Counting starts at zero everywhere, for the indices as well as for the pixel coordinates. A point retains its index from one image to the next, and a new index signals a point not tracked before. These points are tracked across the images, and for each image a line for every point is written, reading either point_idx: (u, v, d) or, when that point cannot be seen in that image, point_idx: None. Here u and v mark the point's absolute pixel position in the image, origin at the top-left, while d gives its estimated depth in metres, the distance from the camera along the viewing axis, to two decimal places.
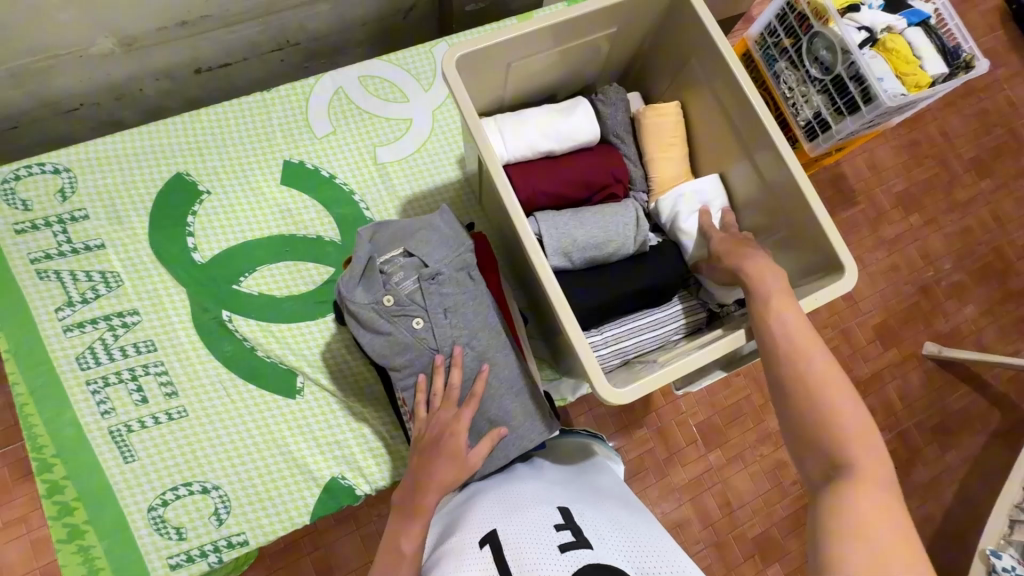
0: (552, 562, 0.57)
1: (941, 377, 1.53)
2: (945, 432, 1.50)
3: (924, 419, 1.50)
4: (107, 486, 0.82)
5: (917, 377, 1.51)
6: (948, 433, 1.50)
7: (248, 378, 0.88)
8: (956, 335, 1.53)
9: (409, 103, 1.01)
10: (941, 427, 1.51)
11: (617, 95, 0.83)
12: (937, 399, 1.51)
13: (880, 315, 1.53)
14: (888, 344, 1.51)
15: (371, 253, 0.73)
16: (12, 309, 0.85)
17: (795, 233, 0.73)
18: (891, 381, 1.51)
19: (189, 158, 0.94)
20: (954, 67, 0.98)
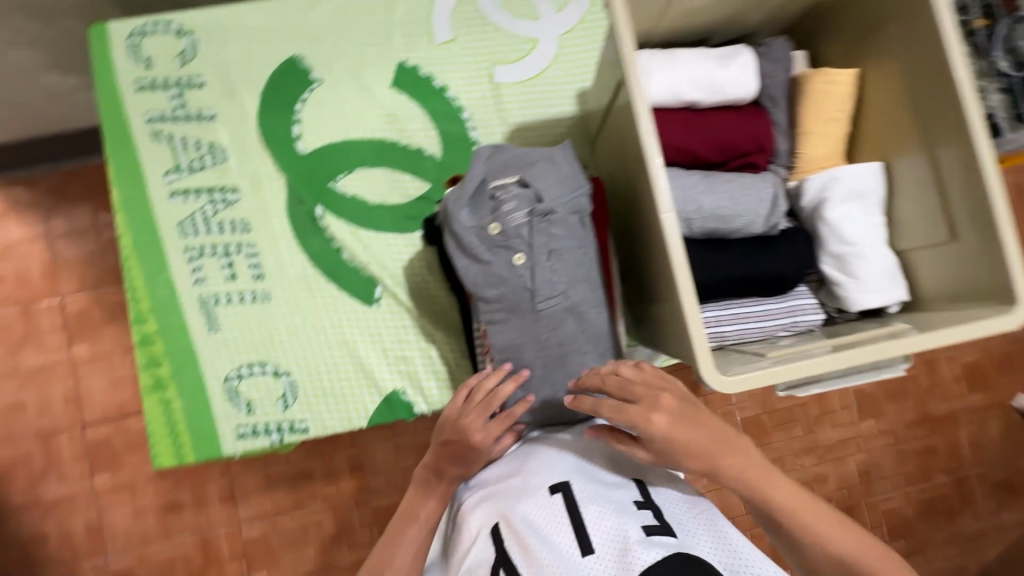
0: (637, 542, 0.56)
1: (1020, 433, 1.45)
2: (1005, 489, 1.44)
3: (988, 471, 1.44)
4: (192, 348, 0.86)
5: (995, 428, 1.44)
6: (1009, 490, 1.44)
7: (330, 277, 0.89)
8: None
9: (537, 21, 0.93)
10: (1004, 483, 1.44)
11: (784, 52, 0.73)
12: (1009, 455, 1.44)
13: (975, 355, 1.45)
14: (974, 387, 1.44)
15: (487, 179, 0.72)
16: (127, 164, 0.87)
17: (961, 251, 0.63)
18: (965, 426, 1.44)
19: (306, 43, 0.90)
20: None
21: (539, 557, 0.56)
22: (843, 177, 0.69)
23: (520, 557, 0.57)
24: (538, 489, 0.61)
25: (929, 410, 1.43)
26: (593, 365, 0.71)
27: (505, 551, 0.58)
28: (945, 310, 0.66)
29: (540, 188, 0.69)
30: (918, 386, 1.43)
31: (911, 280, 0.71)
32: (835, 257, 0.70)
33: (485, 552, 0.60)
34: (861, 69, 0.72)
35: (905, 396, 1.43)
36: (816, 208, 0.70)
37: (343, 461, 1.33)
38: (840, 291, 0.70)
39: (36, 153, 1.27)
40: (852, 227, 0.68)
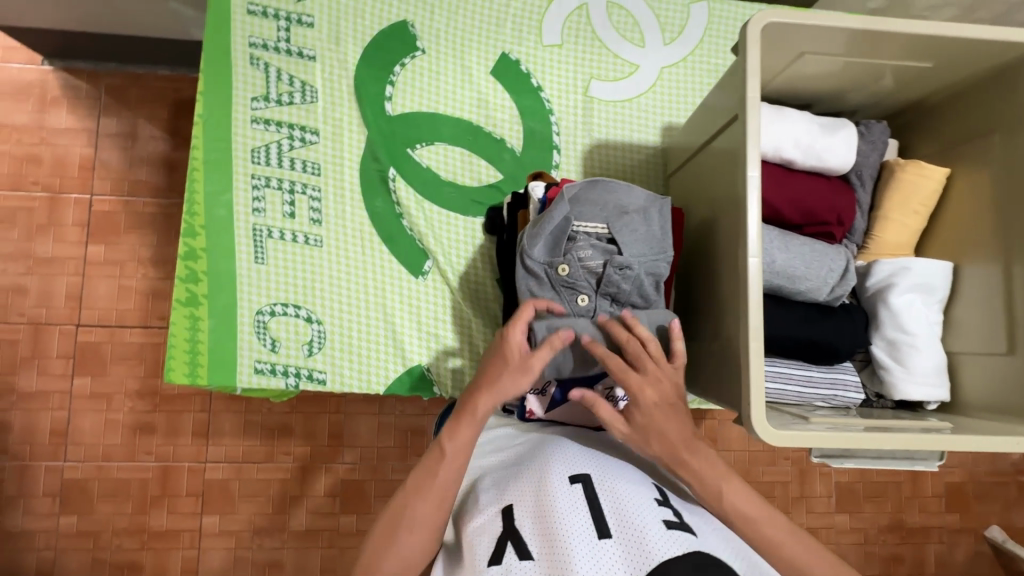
0: (657, 530, 0.54)
1: (985, 563, 1.45)
2: None
3: None
4: (233, 274, 0.86)
5: (963, 552, 1.45)
6: None
7: (384, 239, 0.89)
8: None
9: (643, 49, 0.95)
10: None
11: (880, 136, 0.75)
12: None
13: (959, 476, 1.46)
14: (952, 507, 1.45)
15: (575, 218, 0.72)
16: (219, 81, 0.88)
17: (1014, 365, 0.65)
18: (935, 543, 1.44)
19: (421, 12, 0.92)
20: None
21: (553, 534, 0.55)
22: (914, 268, 0.70)
23: (533, 534, 0.56)
24: (557, 473, 0.61)
25: (905, 519, 1.44)
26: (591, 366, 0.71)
27: (514, 527, 0.57)
28: (983, 418, 0.67)
29: (623, 244, 0.71)
30: (901, 493, 1.44)
31: (953, 383, 0.72)
32: (888, 342, 0.71)
33: (494, 526, 0.58)
34: (951, 170, 0.74)
35: (885, 499, 1.43)
36: (880, 291, 0.72)
37: (324, 425, 1.31)
38: (886, 375, 0.71)
39: (109, 50, 1.28)
40: (911, 320, 0.70)
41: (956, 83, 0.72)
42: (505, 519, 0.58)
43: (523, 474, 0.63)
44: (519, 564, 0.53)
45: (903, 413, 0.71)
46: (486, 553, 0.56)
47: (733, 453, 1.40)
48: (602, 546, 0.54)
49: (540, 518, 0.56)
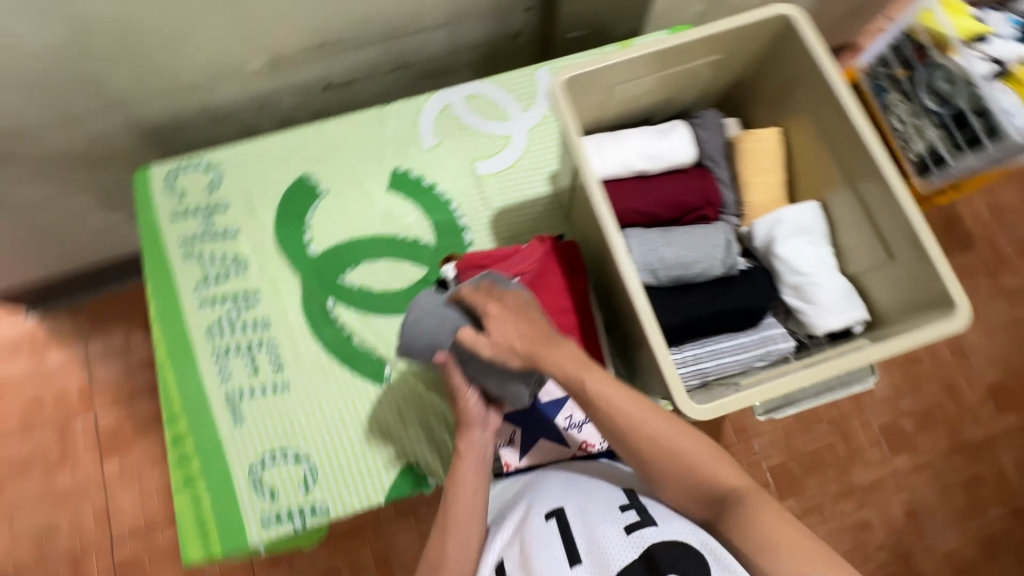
0: (617, 540, 0.59)
1: None
2: None
3: None
4: (219, 442, 0.93)
5: None
6: None
7: (342, 361, 0.97)
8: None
9: (508, 120, 1.08)
10: None
11: (715, 120, 0.85)
12: None
13: (993, 374, 1.43)
14: (1001, 407, 1.41)
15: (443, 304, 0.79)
16: (164, 282, 1.00)
17: (901, 267, 0.71)
18: (1005, 451, 1.40)
19: (314, 163, 1.06)
20: None
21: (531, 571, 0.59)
22: (785, 218, 0.77)
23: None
24: (533, 514, 0.66)
25: (963, 438, 1.40)
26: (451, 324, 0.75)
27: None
28: (900, 322, 0.71)
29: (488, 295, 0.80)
30: (945, 413, 1.41)
31: (868, 301, 0.76)
32: (793, 287, 0.76)
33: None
34: (784, 125, 0.83)
35: (934, 425, 1.40)
36: (767, 247, 0.78)
37: (367, 556, 1.32)
38: (804, 318, 0.76)
39: (80, 284, 1.42)
40: (801, 261, 0.76)
41: (754, 57, 0.83)
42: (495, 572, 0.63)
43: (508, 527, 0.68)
44: None
45: (838, 344, 0.75)
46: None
47: (768, 436, 1.39)
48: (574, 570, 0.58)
49: (521, 560, 0.62)
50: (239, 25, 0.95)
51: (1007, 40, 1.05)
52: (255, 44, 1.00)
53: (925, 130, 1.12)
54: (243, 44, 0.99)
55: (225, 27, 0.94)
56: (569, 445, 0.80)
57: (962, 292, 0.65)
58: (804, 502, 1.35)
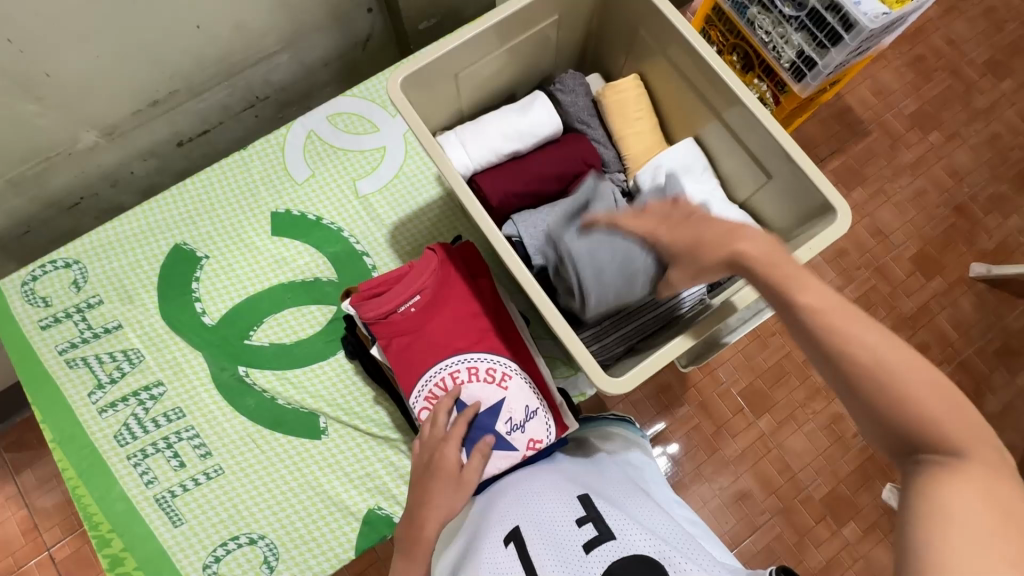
0: (576, 563, 0.53)
1: (996, 297, 1.44)
2: (1010, 354, 1.41)
3: (986, 343, 1.42)
4: (163, 551, 0.86)
5: (969, 301, 1.43)
6: (1016, 353, 1.41)
7: (271, 427, 0.91)
8: (1004, 250, 1.45)
9: (379, 131, 1.03)
10: (1009, 348, 1.42)
11: (576, 81, 0.82)
12: (997, 319, 1.43)
13: (917, 246, 1.46)
14: (931, 273, 1.44)
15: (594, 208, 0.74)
16: (53, 400, 0.91)
17: (781, 183, 0.70)
18: (943, 312, 1.43)
19: (185, 228, 0.98)
20: None
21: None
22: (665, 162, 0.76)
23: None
24: (487, 541, 0.59)
25: (903, 313, 1.43)
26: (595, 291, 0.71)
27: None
28: (794, 237, 0.71)
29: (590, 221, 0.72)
30: (881, 293, 1.44)
31: (764, 223, 0.76)
32: None
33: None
34: (642, 70, 0.82)
35: (875, 309, 1.43)
36: None
37: None
38: None
39: None
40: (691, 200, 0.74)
41: (595, 8, 0.80)
42: None
43: (464, 559, 0.61)
44: None
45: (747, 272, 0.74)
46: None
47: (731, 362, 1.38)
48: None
49: None
50: (47, 107, 0.85)
51: None
52: (78, 119, 0.90)
53: (790, 36, 1.01)
54: (61, 124, 0.89)
55: (32, 112, 0.84)
56: (518, 449, 0.74)
57: (837, 193, 0.65)
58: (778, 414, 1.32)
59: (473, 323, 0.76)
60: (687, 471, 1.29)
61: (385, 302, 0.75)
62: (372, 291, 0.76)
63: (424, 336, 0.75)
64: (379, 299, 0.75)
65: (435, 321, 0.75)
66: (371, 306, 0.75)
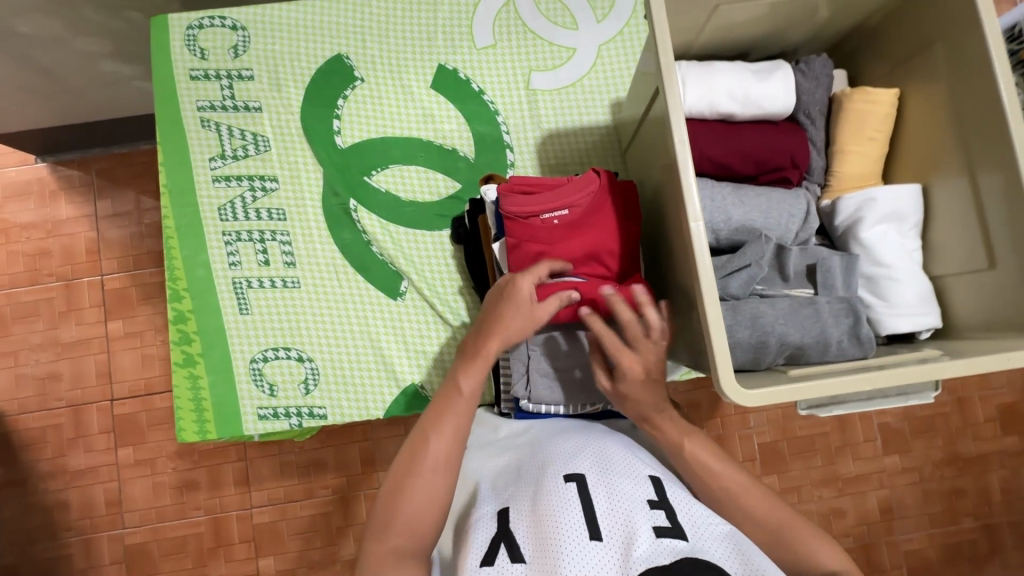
0: (645, 541, 0.52)
1: None
2: None
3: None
4: (222, 329, 0.89)
5: None
6: None
7: (357, 269, 0.91)
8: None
9: (577, 31, 0.94)
10: None
11: (823, 70, 0.72)
12: None
13: (1013, 397, 1.34)
14: (1009, 429, 1.33)
15: (779, 223, 0.69)
16: (178, 149, 0.92)
17: (1000, 278, 0.61)
18: (998, 470, 1.33)
19: (352, 42, 0.94)
20: None
21: (544, 534, 0.53)
22: (879, 198, 0.67)
23: (524, 535, 0.55)
24: (552, 476, 0.59)
25: (959, 451, 1.33)
26: (741, 297, 0.65)
27: (509, 529, 0.56)
28: (977, 338, 0.63)
29: (773, 234, 0.68)
30: (949, 424, 1.34)
31: (944, 308, 0.69)
32: (867, 278, 0.68)
33: (489, 527, 0.57)
34: (904, 90, 0.71)
35: (935, 433, 1.33)
36: (850, 227, 0.69)
37: (355, 453, 1.30)
38: (870, 313, 0.68)
39: (91, 137, 1.33)
40: (887, 250, 0.67)
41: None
42: (502, 522, 0.57)
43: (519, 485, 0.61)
44: (510, 566, 0.52)
45: (899, 348, 0.67)
46: (477, 551, 0.55)
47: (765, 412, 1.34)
48: (590, 550, 0.52)
49: (533, 521, 0.55)
50: None
51: None
52: None
53: None
54: None
55: None
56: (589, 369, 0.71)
57: None
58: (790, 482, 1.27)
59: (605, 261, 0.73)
60: None
61: (531, 204, 0.72)
62: (522, 187, 0.75)
63: (554, 251, 0.72)
64: (526, 199, 0.73)
65: (570, 242, 0.72)
66: (516, 200, 0.73)
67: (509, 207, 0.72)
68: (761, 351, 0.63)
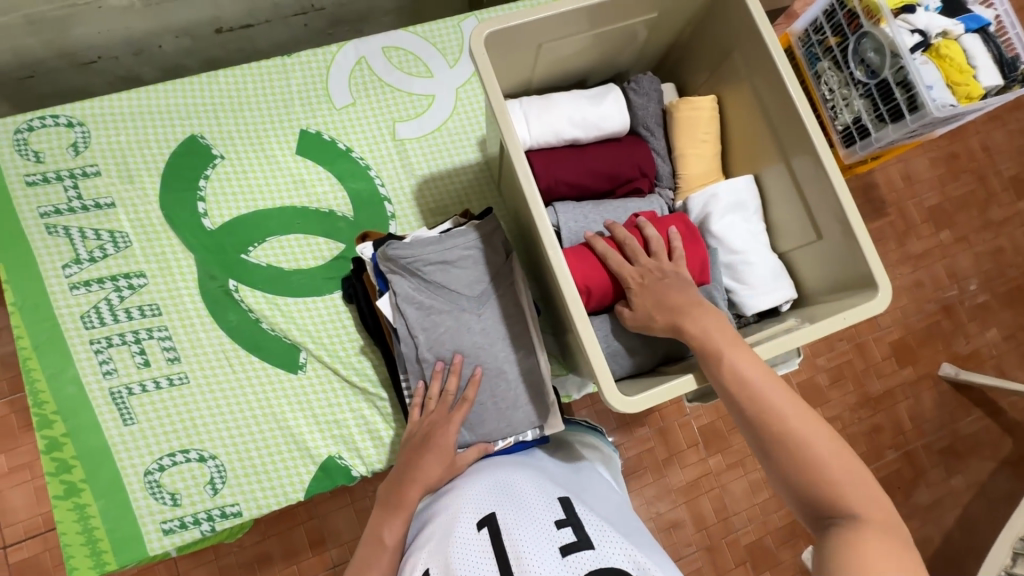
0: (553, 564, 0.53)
1: (956, 400, 1.46)
2: (953, 456, 1.45)
3: (935, 440, 1.45)
4: (106, 447, 0.82)
5: (931, 398, 1.46)
6: (958, 456, 1.45)
7: (249, 349, 0.87)
8: (975, 357, 1.47)
9: (433, 78, 0.98)
10: (952, 450, 1.45)
11: (651, 85, 0.79)
12: (951, 421, 1.46)
13: (898, 332, 1.47)
14: (903, 362, 1.46)
15: None
16: (23, 263, 0.84)
17: (828, 246, 0.69)
18: (903, 401, 1.45)
19: (205, 121, 0.91)
20: (1009, 80, 0.93)
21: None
22: (720, 193, 0.74)
23: None
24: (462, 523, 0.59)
25: (868, 392, 1.44)
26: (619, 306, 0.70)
27: None
28: (825, 301, 0.71)
29: None
30: (853, 369, 1.45)
31: (797, 278, 0.76)
32: (726, 266, 0.74)
33: None
34: (722, 94, 0.79)
35: (843, 380, 1.44)
36: (702, 224, 0.75)
37: (300, 538, 1.21)
38: (734, 297, 0.73)
39: None
40: (735, 238, 0.73)
41: (695, 15, 0.77)
42: None
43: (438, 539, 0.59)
44: None
45: (766, 323, 0.74)
46: None
47: None
48: None
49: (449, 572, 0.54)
50: None
51: (932, 10, 0.94)
52: None
53: (852, 100, 1.00)
54: None
55: None
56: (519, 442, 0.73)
57: (884, 269, 0.64)
58: (729, 458, 1.33)
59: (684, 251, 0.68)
60: (630, 489, 1.29)
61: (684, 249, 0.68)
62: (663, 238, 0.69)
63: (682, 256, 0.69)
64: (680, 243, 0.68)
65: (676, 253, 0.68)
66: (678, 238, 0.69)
67: (386, 251, 0.75)
68: (640, 355, 0.68)
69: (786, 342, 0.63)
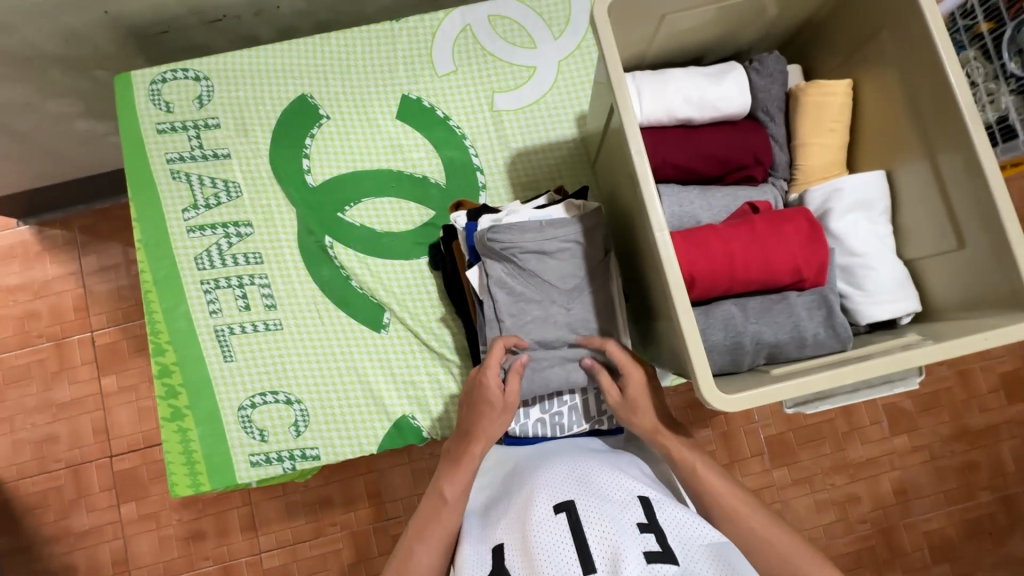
0: (634, 566, 0.50)
1: None
2: None
3: None
4: (208, 379, 0.89)
5: None
6: None
7: (338, 304, 0.91)
8: None
9: (537, 50, 0.95)
10: None
11: (777, 66, 0.73)
12: None
13: (1014, 364, 1.31)
14: (1015, 398, 1.30)
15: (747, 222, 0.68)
16: (149, 204, 0.92)
17: (971, 256, 0.61)
18: (1009, 440, 1.30)
19: (314, 81, 0.95)
20: None
21: (532, 567, 0.52)
22: (845, 187, 0.68)
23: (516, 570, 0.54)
24: (540, 504, 0.58)
25: (968, 425, 1.30)
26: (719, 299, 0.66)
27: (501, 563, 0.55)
28: (956, 318, 0.63)
29: None
30: (954, 398, 1.31)
31: (923, 290, 0.68)
32: (842, 268, 0.68)
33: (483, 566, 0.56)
34: (858, 79, 0.71)
35: (940, 409, 1.30)
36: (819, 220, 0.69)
37: (361, 487, 1.27)
38: (848, 303, 0.68)
39: (70, 195, 1.31)
40: (858, 239, 0.67)
41: None
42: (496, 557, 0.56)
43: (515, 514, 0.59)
44: None
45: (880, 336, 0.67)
46: None
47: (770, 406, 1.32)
48: None
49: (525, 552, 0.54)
50: None
51: None
52: None
53: (1000, 97, 0.84)
54: None
55: None
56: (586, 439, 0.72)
57: None
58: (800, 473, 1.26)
59: (799, 250, 0.63)
60: None
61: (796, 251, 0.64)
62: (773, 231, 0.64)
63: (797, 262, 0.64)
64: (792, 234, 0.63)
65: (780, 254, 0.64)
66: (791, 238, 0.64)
67: (485, 235, 0.74)
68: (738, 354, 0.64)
69: (911, 358, 0.56)
